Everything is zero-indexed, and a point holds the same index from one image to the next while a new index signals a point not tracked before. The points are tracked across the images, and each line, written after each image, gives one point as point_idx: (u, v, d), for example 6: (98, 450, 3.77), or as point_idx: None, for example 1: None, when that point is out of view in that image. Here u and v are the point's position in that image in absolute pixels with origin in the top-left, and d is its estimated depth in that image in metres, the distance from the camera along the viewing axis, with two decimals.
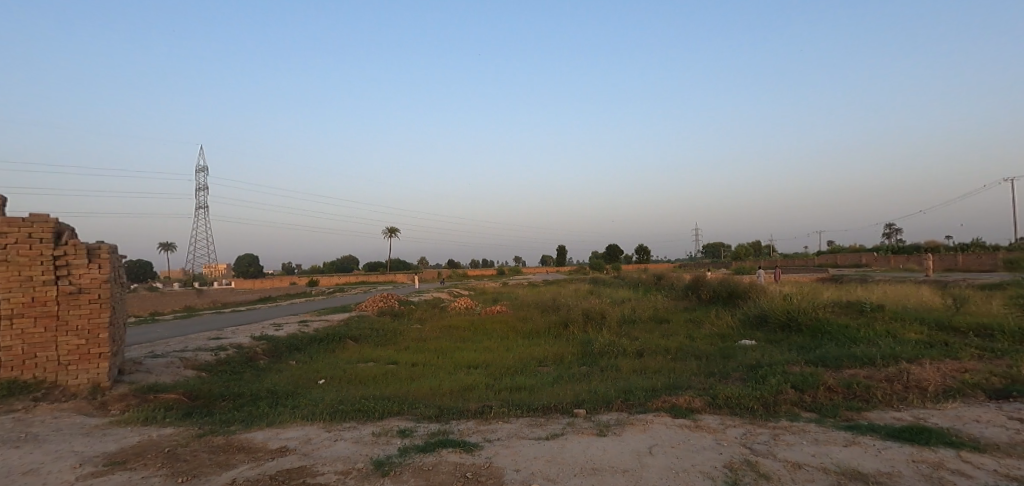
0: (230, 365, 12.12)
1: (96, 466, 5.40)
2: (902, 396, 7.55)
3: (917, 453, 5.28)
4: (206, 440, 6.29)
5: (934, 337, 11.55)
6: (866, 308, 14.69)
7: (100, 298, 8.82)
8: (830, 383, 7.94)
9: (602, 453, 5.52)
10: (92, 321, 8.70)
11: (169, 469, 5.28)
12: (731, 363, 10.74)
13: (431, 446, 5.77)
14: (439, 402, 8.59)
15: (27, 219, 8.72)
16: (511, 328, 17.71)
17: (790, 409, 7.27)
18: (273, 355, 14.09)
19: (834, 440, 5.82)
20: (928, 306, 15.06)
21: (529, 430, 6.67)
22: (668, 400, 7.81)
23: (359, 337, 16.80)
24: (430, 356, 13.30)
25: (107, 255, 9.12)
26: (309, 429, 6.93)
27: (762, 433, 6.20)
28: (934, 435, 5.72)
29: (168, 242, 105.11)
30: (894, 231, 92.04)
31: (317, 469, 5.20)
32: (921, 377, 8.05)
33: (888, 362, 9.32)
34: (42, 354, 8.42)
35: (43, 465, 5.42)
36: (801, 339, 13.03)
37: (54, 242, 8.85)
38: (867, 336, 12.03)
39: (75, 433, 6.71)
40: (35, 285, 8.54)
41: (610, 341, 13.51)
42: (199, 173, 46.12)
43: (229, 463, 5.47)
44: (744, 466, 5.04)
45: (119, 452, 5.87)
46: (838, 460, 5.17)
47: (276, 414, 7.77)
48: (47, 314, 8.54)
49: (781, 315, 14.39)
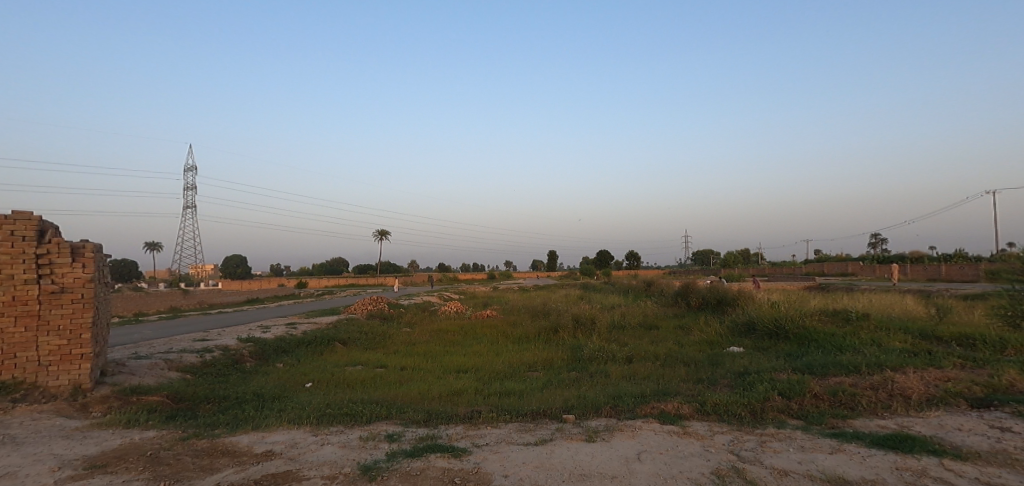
0: (216, 367, 11.95)
1: (76, 469, 5.31)
2: (886, 404, 7.63)
3: (901, 461, 5.33)
4: (190, 444, 6.20)
5: (918, 346, 11.72)
6: (851, 317, 14.89)
7: (84, 298, 8.70)
8: (817, 391, 8.03)
9: (591, 459, 5.52)
10: (75, 321, 8.57)
11: (150, 473, 5.19)
12: (720, 369, 10.80)
13: (419, 451, 5.72)
14: (428, 406, 8.57)
15: (9, 216, 8.57)
16: (501, 332, 17.68)
17: (777, 416, 7.32)
18: (261, 357, 13.95)
19: (820, 447, 5.87)
20: (911, 316, 15.29)
21: (518, 435, 6.65)
22: (657, 406, 7.82)
23: (347, 339, 16.67)
24: (419, 361, 13.20)
25: (91, 254, 8.99)
26: (295, 433, 6.87)
27: (749, 440, 6.23)
28: (917, 443, 5.78)
29: (155, 243, 104.70)
30: (882, 242, 93.68)
31: (303, 474, 5.15)
32: (905, 385, 8.15)
33: (873, 370, 9.44)
34: (23, 354, 8.26)
35: (21, 468, 5.30)
36: (789, 347, 13.15)
37: (37, 241, 8.71)
38: (853, 345, 12.18)
39: (55, 436, 6.57)
40: (16, 284, 8.39)
41: (600, 347, 13.54)
42: (186, 172, 45.27)
43: (213, 467, 5.40)
44: (731, 473, 5.06)
45: (100, 455, 5.77)
46: (823, 467, 5.20)
47: (262, 417, 7.70)
48: (28, 314, 8.39)
49: (769, 323, 14.53)
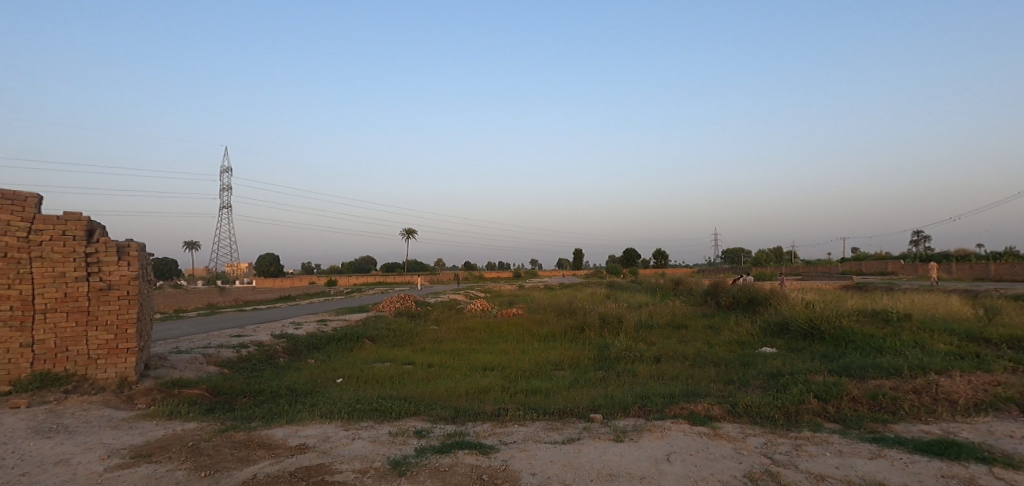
0: (251, 362, 12.30)
1: (123, 458, 5.53)
2: (930, 409, 7.35)
3: (947, 468, 5.13)
4: (228, 436, 6.40)
5: (964, 349, 11.24)
6: (892, 318, 14.38)
7: (129, 294, 9.05)
8: (855, 394, 7.80)
9: (620, 459, 5.48)
10: (122, 317, 8.92)
11: (192, 463, 5.38)
12: (751, 370, 10.59)
13: (447, 448, 5.77)
14: (456, 403, 8.63)
15: (61, 217, 8.99)
16: (527, 331, 17.68)
17: (813, 419, 7.13)
18: (294, 353, 14.30)
19: (859, 452, 5.68)
20: (957, 317, 14.66)
21: (545, 433, 6.66)
22: (687, 407, 7.71)
23: (376, 336, 16.96)
24: (446, 358, 13.34)
25: (136, 253, 9.34)
26: (327, 427, 7.02)
27: (784, 443, 6.09)
28: (964, 450, 5.55)
29: (192, 242, 108.46)
30: (926, 239, 90.22)
31: (335, 467, 5.25)
32: (950, 389, 7.84)
33: (915, 372, 9.09)
34: (74, 347, 8.66)
35: (73, 455, 5.56)
36: (824, 348, 12.79)
37: (87, 240, 9.11)
38: (894, 346, 11.76)
39: (103, 426, 6.87)
40: (67, 281, 8.79)
41: (627, 346, 13.41)
42: (222, 174, 46.66)
43: (250, 459, 5.56)
44: (765, 476, 4.96)
45: (145, 444, 6.01)
46: (863, 473, 5.05)
47: (295, 411, 7.89)
48: (78, 310, 8.78)
49: (803, 323, 14.14)
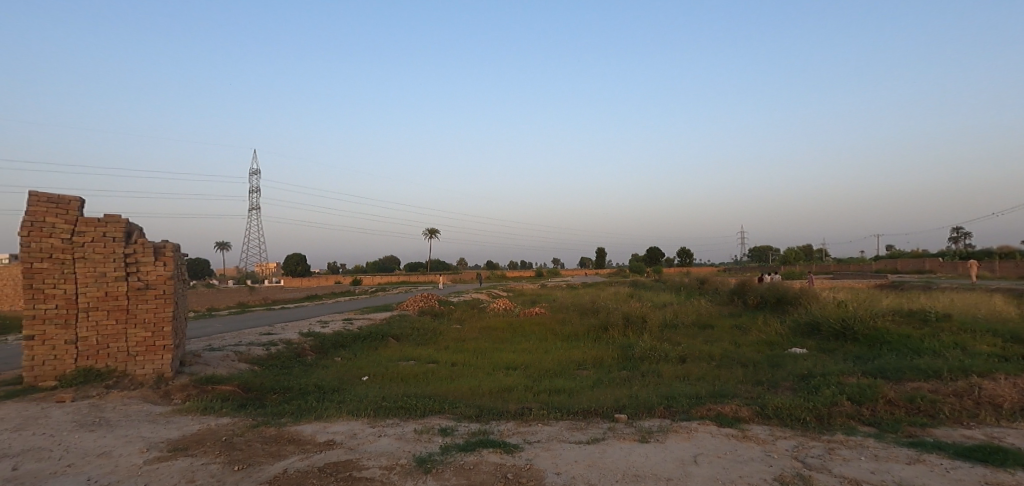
0: (280, 360, 12.56)
1: (161, 451, 5.71)
2: (971, 413, 7.09)
3: (990, 475, 4.93)
4: (259, 431, 6.55)
5: (1008, 350, 10.78)
6: (930, 318, 13.87)
7: (165, 293, 9.33)
8: (890, 397, 7.57)
9: (646, 460, 5.44)
10: (158, 315, 9.21)
11: (225, 457, 5.52)
12: (781, 371, 10.36)
13: (472, 446, 5.80)
14: (480, 402, 8.67)
15: (101, 219, 9.32)
16: (550, 330, 17.64)
17: (846, 422, 6.94)
18: (321, 351, 14.56)
19: (896, 456, 5.51)
20: (1000, 317, 14.07)
21: (569, 433, 6.64)
22: (714, 408, 7.59)
23: (400, 335, 17.14)
24: (469, 357, 13.40)
25: (172, 253, 9.62)
26: (355, 424, 7.12)
27: (815, 446, 5.95)
28: (1009, 456, 5.34)
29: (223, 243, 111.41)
30: (965, 236, 86.84)
31: (362, 464, 5.33)
32: (993, 393, 7.54)
33: (955, 375, 8.77)
34: (114, 344, 8.98)
35: (114, 448, 5.77)
36: (857, 349, 12.43)
37: (125, 241, 9.42)
38: (932, 348, 11.36)
39: (141, 420, 7.11)
40: (107, 281, 9.11)
41: (652, 346, 13.27)
42: (252, 176, 47.84)
43: (281, 454, 5.68)
44: (796, 480, 4.85)
45: (181, 438, 6.19)
46: (900, 478, 4.90)
47: (323, 408, 8.03)
48: (118, 308, 9.09)
49: (835, 323, 13.76)
